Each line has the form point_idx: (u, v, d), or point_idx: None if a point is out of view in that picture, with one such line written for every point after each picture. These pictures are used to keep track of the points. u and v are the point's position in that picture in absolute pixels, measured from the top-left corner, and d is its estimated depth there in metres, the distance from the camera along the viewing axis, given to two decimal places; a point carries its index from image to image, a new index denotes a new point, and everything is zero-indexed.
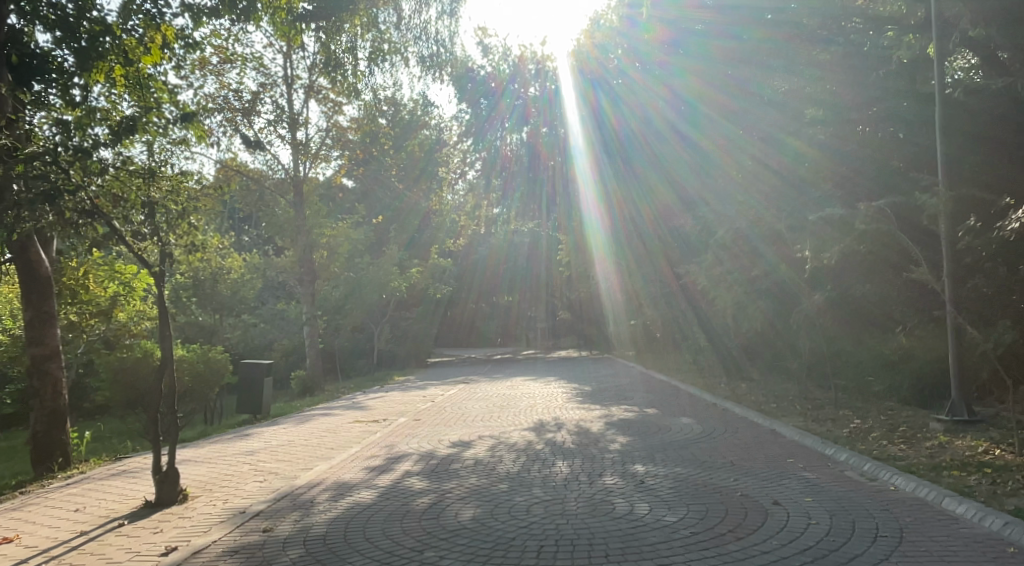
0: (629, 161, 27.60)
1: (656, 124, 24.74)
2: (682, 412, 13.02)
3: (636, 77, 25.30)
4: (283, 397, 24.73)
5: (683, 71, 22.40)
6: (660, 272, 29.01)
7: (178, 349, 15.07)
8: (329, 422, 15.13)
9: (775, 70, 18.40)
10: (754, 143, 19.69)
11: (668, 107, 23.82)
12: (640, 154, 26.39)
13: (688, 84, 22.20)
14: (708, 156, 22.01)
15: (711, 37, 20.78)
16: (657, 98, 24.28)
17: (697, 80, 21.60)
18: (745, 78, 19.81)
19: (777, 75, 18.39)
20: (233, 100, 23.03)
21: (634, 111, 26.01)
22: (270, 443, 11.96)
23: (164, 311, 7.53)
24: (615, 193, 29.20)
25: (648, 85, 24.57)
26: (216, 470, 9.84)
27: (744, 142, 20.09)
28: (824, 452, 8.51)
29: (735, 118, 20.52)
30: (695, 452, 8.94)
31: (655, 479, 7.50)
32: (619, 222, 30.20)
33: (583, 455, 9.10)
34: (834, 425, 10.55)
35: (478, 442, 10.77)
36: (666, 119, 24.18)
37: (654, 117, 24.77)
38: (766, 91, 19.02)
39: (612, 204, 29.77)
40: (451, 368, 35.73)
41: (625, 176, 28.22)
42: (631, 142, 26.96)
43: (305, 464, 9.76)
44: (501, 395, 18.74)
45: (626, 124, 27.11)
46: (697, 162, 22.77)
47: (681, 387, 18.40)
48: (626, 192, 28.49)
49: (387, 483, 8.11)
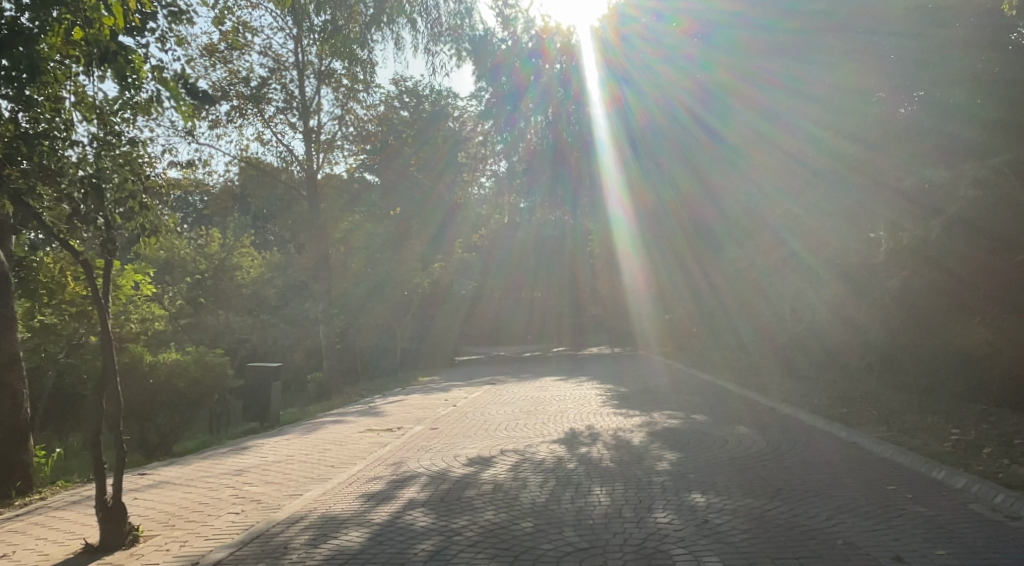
0: (653, 157, 24.94)
1: (677, 121, 22.56)
2: (736, 419, 11.30)
3: (655, 72, 22.33)
4: (299, 401, 23.28)
5: (709, 63, 19.91)
6: (689, 268, 27.54)
7: (173, 353, 13.57)
8: (338, 431, 13.68)
9: (803, 63, 16.01)
10: (783, 140, 17.62)
11: (693, 102, 21.41)
12: (666, 148, 23.83)
13: (715, 76, 19.84)
14: (735, 150, 20.22)
15: (738, 28, 18.27)
16: (681, 93, 21.69)
17: (723, 71, 19.34)
18: (771, 70, 17.34)
19: (810, 69, 15.73)
20: (242, 86, 21.82)
21: (656, 106, 23.14)
22: (267, 459, 10.53)
23: (104, 327, 6.02)
24: (639, 188, 26.80)
25: (672, 78, 21.80)
26: (192, 497, 8.39)
27: (778, 139, 17.80)
28: (932, 478, 6.75)
29: (762, 113, 18.34)
30: (766, 475, 7.24)
31: (723, 518, 5.82)
32: (644, 216, 28.36)
33: (625, 479, 7.47)
34: (927, 437, 8.76)
35: (500, 459, 9.20)
36: (690, 115, 21.82)
37: (678, 112, 22.25)
38: (797, 86, 16.49)
39: (637, 199, 27.82)
40: (477, 368, 34.07)
41: (649, 176, 25.78)
42: (652, 138, 24.32)
43: (295, 490, 8.25)
44: (529, 399, 17.10)
45: (650, 120, 24.05)
46: (725, 154, 20.95)
47: (726, 388, 16.61)
48: (650, 190, 26.30)
49: (383, 518, 6.56)
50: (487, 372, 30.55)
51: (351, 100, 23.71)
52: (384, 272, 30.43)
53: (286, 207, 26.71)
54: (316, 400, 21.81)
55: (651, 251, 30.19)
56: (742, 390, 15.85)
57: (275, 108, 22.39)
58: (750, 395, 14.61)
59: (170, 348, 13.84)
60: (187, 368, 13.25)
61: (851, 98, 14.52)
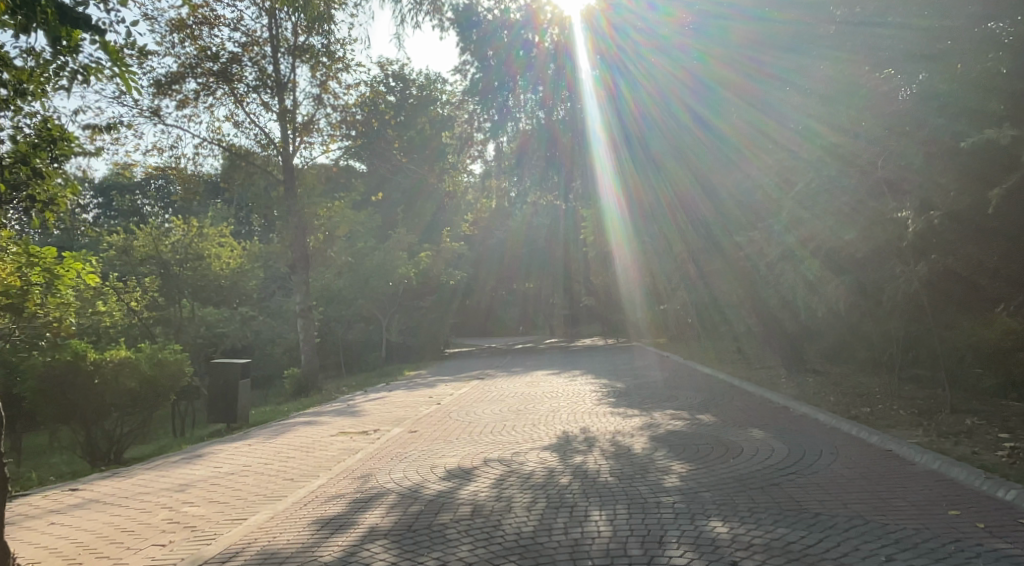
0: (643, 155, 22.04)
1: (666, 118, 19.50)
2: (747, 420, 10.12)
3: (651, 61, 18.72)
4: (277, 398, 21.92)
5: (705, 54, 16.47)
6: (682, 259, 25.90)
7: (121, 348, 12.24)
8: (308, 434, 12.48)
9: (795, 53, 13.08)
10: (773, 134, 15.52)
11: (689, 94, 18.02)
12: (660, 144, 20.53)
13: (709, 68, 16.68)
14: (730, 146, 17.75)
15: (733, 17, 14.69)
16: (675, 84, 18.26)
17: (716, 63, 16.23)
18: (763, 63, 14.43)
19: (798, 58, 13.07)
20: (209, 62, 20.41)
21: (653, 97, 19.56)
22: (218, 471, 9.27)
23: None
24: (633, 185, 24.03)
25: (666, 69, 18.29)
26: (119, 520, 7.12)
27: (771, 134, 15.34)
28: (1002, 501, 5.58)
29: (758, 107, 15.60)
30: (798, 497, 6.03)
31: (755, 560, 4.62)
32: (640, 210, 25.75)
33: (628, 500, 6.29)
34: (972, 445, 7.59)
35: (482, 471, 8.00)
36: (687, 107, 18.58)
37: (675, 105, 18.90)
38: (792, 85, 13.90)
39: (631, 193, 24.70)
40: (467, 361, 32.75)
41: (640, 177, 22.65)
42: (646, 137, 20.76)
43: (239, 512, 7.01)
44: (518, 396, 15.85)
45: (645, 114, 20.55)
46: (719, 148, 18.41)
47: (730, 382, 15.43)
48: (645, 188, 23.18)
49: (334, 555, 5.34)
50: (475, 365, 29.43)
51: (330, 79, 22.35)
52: (368, 263, 29.19)
53: (263, 196, 25.37)
54: (294, 398, 20.50)
55: (645, 242, 28.90)
56: (748, 385, 14.67)
57: (248, 88, 21.00)
58: (757, 390, 13.44)
59: (118, 343, 12.47)
60: (137, 366, 11.95)
61: (845, 91, 11.68)
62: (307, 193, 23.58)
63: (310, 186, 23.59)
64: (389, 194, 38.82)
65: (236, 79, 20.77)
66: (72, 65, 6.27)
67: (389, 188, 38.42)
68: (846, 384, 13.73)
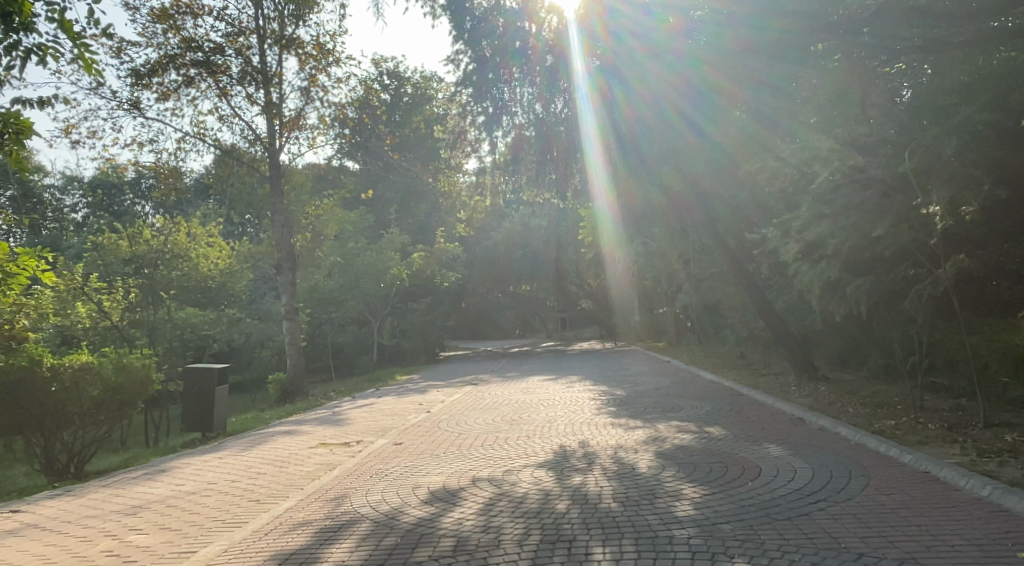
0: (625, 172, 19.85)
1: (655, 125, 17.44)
2: (760, 435, 9.26)
3: (642, 70, 16.05)
4: (261, 404, 20.96)
5: (698, 62, 14.36)
6: (678, 258, 25.04)
7: (83, 353, 11.35)
8: (285, 445, 11.60)
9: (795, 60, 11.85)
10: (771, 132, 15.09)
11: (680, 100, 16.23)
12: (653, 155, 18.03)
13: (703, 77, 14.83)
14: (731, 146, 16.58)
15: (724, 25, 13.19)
16: (666, 92, 16.07)
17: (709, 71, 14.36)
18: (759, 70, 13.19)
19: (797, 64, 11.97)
20: (190, 52, 19.48)
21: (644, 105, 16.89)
22: (178, 490, 8.38)
23: None
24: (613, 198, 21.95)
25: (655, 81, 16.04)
26: (52, 549, 6.22)
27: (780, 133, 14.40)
28: None
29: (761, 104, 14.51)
30: (834, 532, 5.17)
31: None
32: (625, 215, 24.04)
33: (636, 532, 5.44)
34: (1020, 466, 6.75)
35: (469, 493, 7.17)
36: (679, 111, 16.69)
37: (667, 113, 16.80)
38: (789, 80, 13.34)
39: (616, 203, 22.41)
40: (462, 365, 31.78)
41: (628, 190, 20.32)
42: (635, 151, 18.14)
43: (191, 542, 6.13)
44: (513, 404, 14.96)
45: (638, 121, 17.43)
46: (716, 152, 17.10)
47: (735, 390, 14.58)
48: (633, 199, 20.98)
49: None
50: (469, 369, 28.54)
51: (318, 73, 21.45)
52: (359, 264, 28.32)
53: (250, 194, 24.49)
54: (279, 404, 19.58)
55: (642, 245, 27.97)
56: (755, 394, 13.82)
57: (233, 79, 20.07)
58: (767, 400, 12.58)
59: (80, 349, 11.58)
60: (100, 372, 11.07)
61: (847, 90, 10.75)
62: (293, 191, 22.64)
63: (297, 184, 22.71)
64: (382, 194, 37.92)
65: (222, 71, 19.92)
66: (25, 44, 6.62)
67: (382, 188, 37.52)
68: (862, 393, 12.88)
